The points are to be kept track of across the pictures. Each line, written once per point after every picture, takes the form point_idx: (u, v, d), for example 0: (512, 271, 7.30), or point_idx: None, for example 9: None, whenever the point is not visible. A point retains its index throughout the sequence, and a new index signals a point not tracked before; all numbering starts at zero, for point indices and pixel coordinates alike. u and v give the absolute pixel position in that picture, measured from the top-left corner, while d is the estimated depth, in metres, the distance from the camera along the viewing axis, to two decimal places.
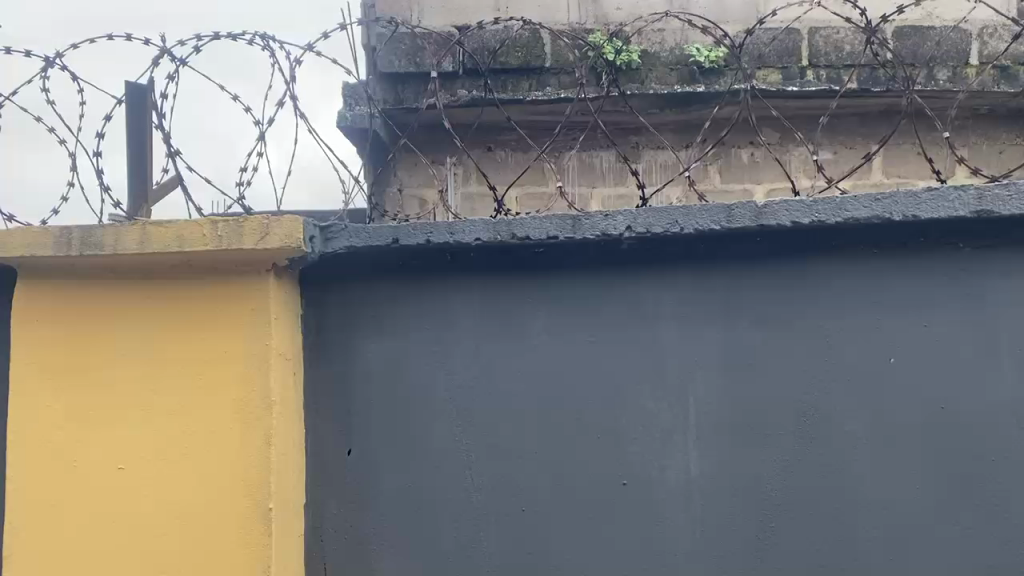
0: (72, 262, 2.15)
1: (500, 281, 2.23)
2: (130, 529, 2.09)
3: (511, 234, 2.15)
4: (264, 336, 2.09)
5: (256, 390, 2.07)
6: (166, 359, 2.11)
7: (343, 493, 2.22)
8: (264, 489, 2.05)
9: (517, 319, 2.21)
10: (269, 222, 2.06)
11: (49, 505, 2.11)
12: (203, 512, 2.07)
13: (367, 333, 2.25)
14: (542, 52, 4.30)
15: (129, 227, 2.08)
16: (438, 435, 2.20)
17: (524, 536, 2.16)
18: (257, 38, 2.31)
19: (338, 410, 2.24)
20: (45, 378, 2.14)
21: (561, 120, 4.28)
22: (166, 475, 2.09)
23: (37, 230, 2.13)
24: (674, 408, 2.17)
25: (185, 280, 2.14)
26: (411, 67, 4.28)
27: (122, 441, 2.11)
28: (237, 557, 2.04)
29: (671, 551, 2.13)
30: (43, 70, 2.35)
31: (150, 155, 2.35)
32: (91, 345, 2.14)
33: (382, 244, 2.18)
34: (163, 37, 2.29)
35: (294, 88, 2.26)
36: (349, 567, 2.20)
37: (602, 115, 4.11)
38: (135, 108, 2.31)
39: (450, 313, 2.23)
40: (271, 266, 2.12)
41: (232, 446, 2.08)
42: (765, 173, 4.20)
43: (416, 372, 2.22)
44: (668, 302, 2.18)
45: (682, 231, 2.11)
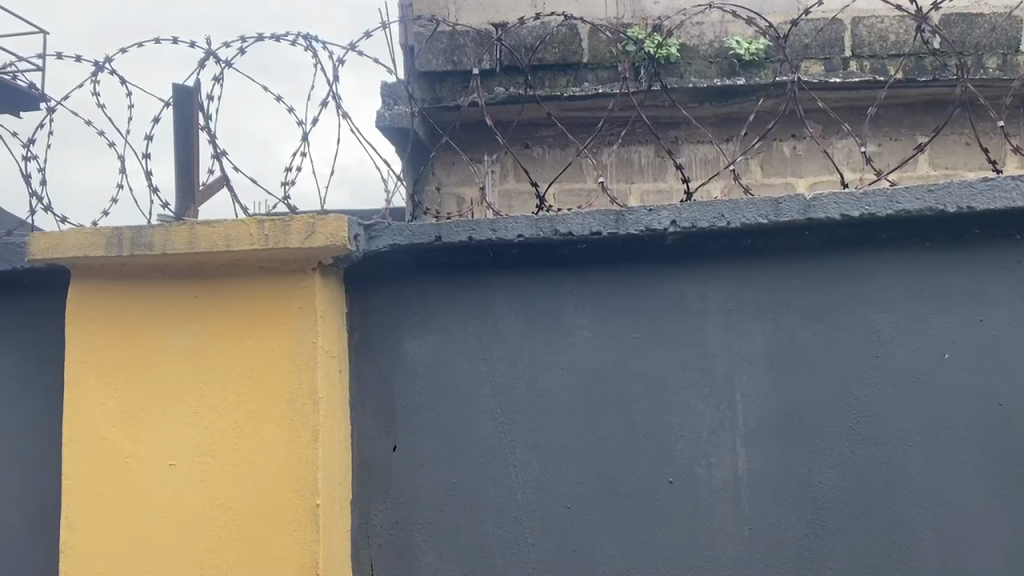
0: (123, 262, 2.20)
1: (544, 278, 2.22)
2: (180, 525, 2.12)
3: (554, 230, 2.13)
4: (310, 334, 2.11)
5: (303, 387, 2.10)
6: (213, 357, 2.15)
7: (389, 489, 2.24)
8: (312, 485, 2.07)
9: (560, 315, 2.20)
10: (314, 222, 2.08)
11: (103, 500, 2.15)
12: (251, 509, 2.10)
13: (411, 330, 2.26)
14: (579, 48, 4.29)
15: (179, 228, 2.12)
16: (483, 433, 2.20)
17: (569, 534, 2.15)
18: (301, 38, 2.33)
19: (383, 407, 2.26)
20: (98, 376, 2.19)
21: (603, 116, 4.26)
22: (215, 472, 2.12)
23: (89, 231, 2.18)
24: (721, 405, 2.14)
25: (232, 278, 2.17)
26: (448, 66, 4.30)
27: (172, 437, 2.15)
28: (287, 553, 2.07)
29: (719, 550, 2.11)
30: (93, 74, 2.40)
31: (196, 156, 2.39)
32: (141, 344, 2.18)
33: (425, 241, 2.19)
34: (209, 39, 2.32)
35: (336, 88, 2.28)
36: (396, 563, 2.21)
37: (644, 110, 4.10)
38: (182, 109, 2.35)
39: (493, 310, 2.23)
40: (316, 264, 2.14)
41: (280, 442, 2.10)
42: (807, 167, 4.13)
43: (459, 369, 2.22)
44: (713, 298, 2.16)
45: (728, 226, 2.07)
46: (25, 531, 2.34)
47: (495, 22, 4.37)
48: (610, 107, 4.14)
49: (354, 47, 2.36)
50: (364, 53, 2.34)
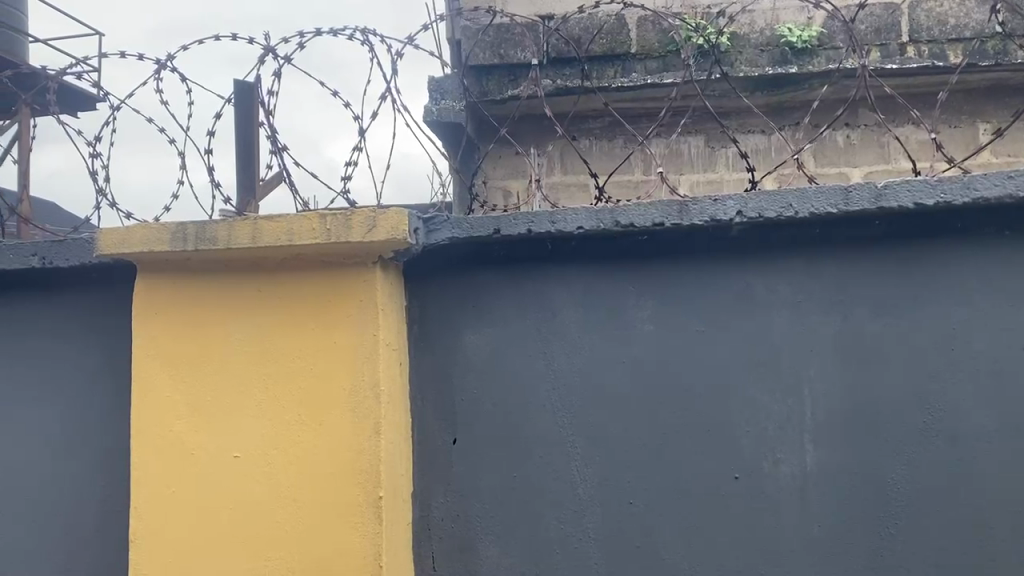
0: (187, 257, 2.23)
1: (604, 270, 2.19)
2: (245, 517, 2.15)
3: (615, 222, 2.10)
4: (372, 327, 2.12)
5: (366, 381, 2.10)
6: (275, 351, 2.17)
7: (449, 482, 2.23)
8: (374, 478, 2.08)
9: (621, 307, 2.17)
10: (374, 216, 2.09)
11: (170, 491, 2.19)
12: (315, 501, 2.12)
13: (470, 324, 2.26)
14: (628, 39, 4.25)
15: (243, 223, 2.14)
16: (543, 427, 2.18)
17: (632, 530, 2.12)
18: (358, 33, 2.33)
19: (443, 401, 2.25)
20: (164, 370, 2.22)
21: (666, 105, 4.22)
22: (279, 464, 2.14)
23: (155, 227, 2.21)
24: (788, 400, 2.09)
25: (295, 273, 2.18)
26: (495, 59, 4.31)
27: (237, 431, 2.17)
28: (350, 545, 2.08)
29: (787, 548, 2.06)
30: (155, 72, 2.44)
31: (256, 151, 2.40)
32: (206, 338, 2.21)
33: (484, 234, 2.18)
34: (268, 35, 2.33)
35: (394, 82, 2.27)
36: (456, 557, 2.22)
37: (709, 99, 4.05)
38: (242, 106, 2.38)
39: (553, 303, 2.21)
40: (377, 258, 2.15)
41: (342, 436, 2.11)
42: (862, 156, 4.03)
43: (519, 363, 2.21)
44: (780, 290, 2.11)
45: (796, 216, 2.02)
46: (96, 521, 2.40)
47: (541, 15, 4.36)
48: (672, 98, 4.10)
49: (411, 41, 2.36)
50: (422, 46, 2.34)
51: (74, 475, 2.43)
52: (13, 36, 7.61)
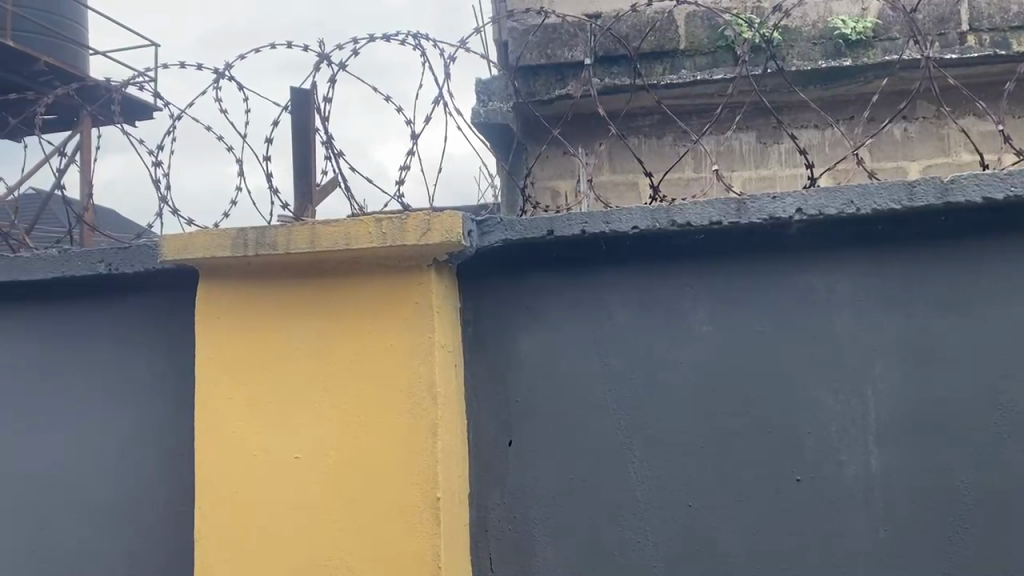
0: (247, 262, 2.28)
1: (660, 270, 2.17)
2: (306, 517, 2.18)
3: (671, 221, 2.08)
4: (427, 329, 2.13)
5: (422, 382, 2.12)
6: (333, 353, 2.20)
7: (506, 483, 2.24)
8: (432, 478, 2.10)
9: (678, 307, 2.15)
10: (429, 219, 2.10)
11: (233, 492, 2.24)
12: (374, 501, 2.14)
13: (525, 325, 2.26)
14: (676, 35, 4.22)
15: (300, 228, 2.18)
16: (600, 428, 2.17)
17: (692, 533, 2.10)
18: (411, 38, 2.35)
19: (499, 402, 2.26)
20: (226, 372, 2.27)
21: (720, 102, 4.17)
22: (339, 465, 2.18)
23: (218, 233, 2.26)
24: (851, 401, 2.05)
25: (351, 276, 2.21)
26: (542, 59, 4.32)
27: (297, 432, 2.21)
28: (408, 545, 2.10)
29: (852, 552, 2.02)
30: (214, 82, 2.50)
31: (313, 157, 2.44)
32: (265, 342, 2.25)
33: (538, 235, 2.17)
34: (323, 42, 2.37)
35: (447, 85, 2.29)
36: (514, 558, 2.22)
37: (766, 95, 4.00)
38: (299, 112, 2.42)
39: (609, 304, 2.20)
40: (432, 261, 2.16)
41: (400, 437, 2.13)
42: (920, 149, 3.92)
43: (575, 364, 2.20)
44: (842, 289, 2.06)
45: (858, 213, 1.97)
46: (163, 520, 2.47)
47: (588, 14, 4.34)
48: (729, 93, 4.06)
49: (463, 44, 2.37)
50: (473, 49, 2.35)
51: (142, 475, 2.50)
52: (73, 49, 7.85)
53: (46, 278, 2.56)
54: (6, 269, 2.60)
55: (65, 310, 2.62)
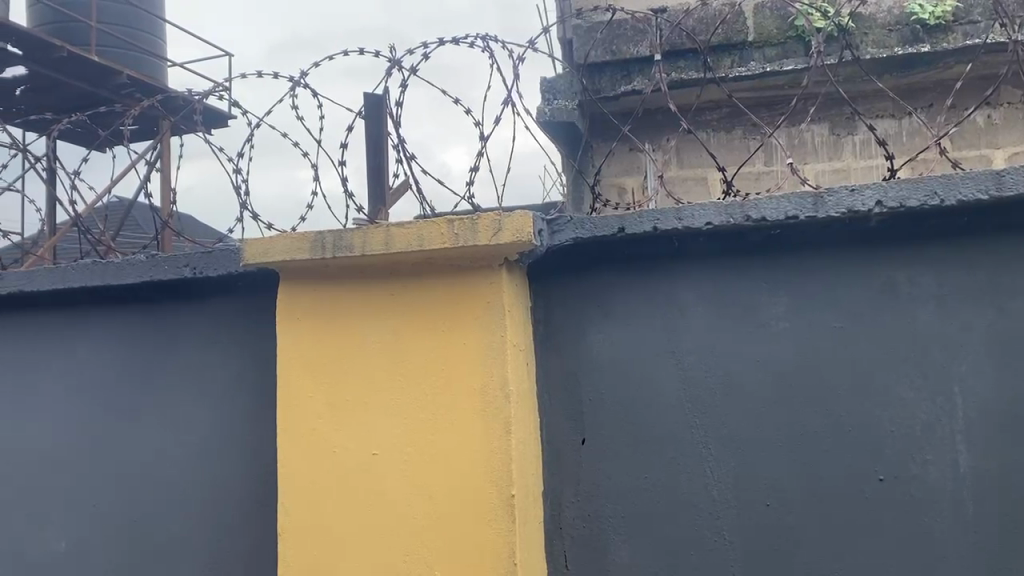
0: (324, 264, 2.34)
1: (733, 267, 2.15)
2: (384, 513, 2.23)
3: (746, 216, 2.05)
4: (500, 328, 2.15)
5: (494, 380, 2.15)
6: (408, 352, 2.25)
7: (579, 481, 2.25)
8: (506, 476, 2.12)
9: (753, 304, 2.12)
10: (501, 219, 2.12)
11: (315, 488, 2.31)
12: (449, 498, 2.18)
13: (597, 323, 2.26)
14: (744, 27, 4.14)
15: (375, 230, 2.23)
16: (674, 426, 2.16)
17: (770, 533, 2.07)
18: (480, 40, 2.38)
19: (571, 401, 2.27)
20: (306, 372, 2.34)
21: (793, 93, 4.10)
22: (415, 461, 2.22)
23: (296, 236, 2.33)
24: (937, 399, 1.99)
25: (424, 276, 2.26)
26: (607, 56, 4.32)
27: (374, 429, 2.26)
28: (484, 542, 2.13)
29: (939, 554, 1.96)
30: (291, 90, 2.58)
31: (386, 159, 2.49)
32: (342, 342, 2.31)
33: (608, 233, 2.17)
34: (394, 47, 2.42)
35: (516, 85, 2.30)
36: (589, 555, 2.23)
37: (844, 85, 3.90)
38: (372, 117, 2.47)
39: (681, 302, 2.18)
40: (503, 260, 2.19)
41: (474, 434, 2.16)
42: (1005, 136, 3.77)
43: (648, 362, 2.20)
44: (925, 284, 2.01)
45: (942, 204, 1.91)
46: (247, 514, 2.55)
47: (653, 9, 4.32)
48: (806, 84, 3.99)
49: (531, 44, 2.39)
50: (542, 49, 2.36)
51: (227, 471, 2.59)
52: (154, 62, 8.19)
53: (136, 282, 2.67)
54: (98, 273, 2.73)
55: (153, 313, 2.74)
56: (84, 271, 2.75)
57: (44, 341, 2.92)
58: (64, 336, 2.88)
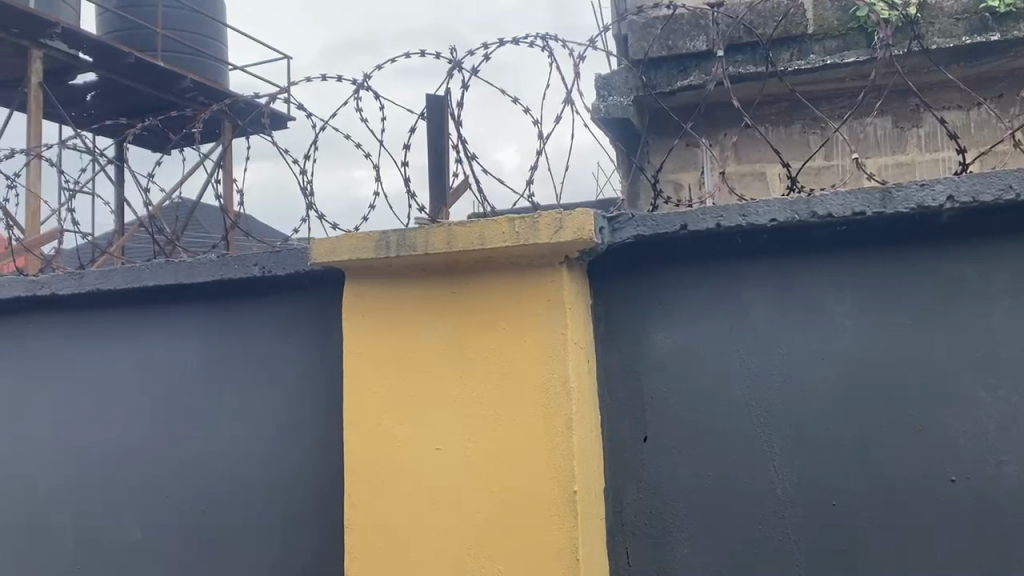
0: (388, 263, 2.39)
1: (798, 264, 2.13)
2: (447, 507, 2.27)
3: (811, 213, 2.02)
4: (561, 326, 2.17)
5: (556, 377, 2.16)
6: (468, 349, 2.28)
7: (641, 479, 2.25)
8: (568, 472, 2.14)
9: (818, 301, 2.10)
10: (562, 217, 2.14)
11: (380, 481, 2.36)
12: (511, 493, 2.20)
13: (658, 321, 2.26)
14: (803, 19, 4.06)
15: (438, 230, 2.27)
16: (737, 424, 2.15)
17: (837, 532, 2.05)
18: (539, 39, 2.41)
19: (632, 399, 2.27)
20: (371, 368, 2.40)
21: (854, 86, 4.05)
22: (477, 457, 2.25)
23: (361, 236, 2.38)
24: (1010, 397, 1.95)
25: (486, 274, 2.29)
26: (663, 51, 4.29)
27: (437, 425, 2.30)
28: (546, 537, 2.15)
29: (1014, 556, 1.92)
30: (355, 92, 2.64)
31: (447, 160, 2.53)
32: (406, 339, 2.36)
33: (670, 231, 2.16)
34: (455, 49, 2.45)
35: (575, 84, 2.32)
36: (651, 552, 2.23)
37: (910, 76, 3.82)
38: (433, 118, 2.52)
39: (744, 299, 2.17)
40: (564, 258, 2.20)
41: (535, 431, 2.18)
42: None
43: (711, 360, 2.19)
44: (999, 280, 1.96)
45: (1018, 198, 1.86)
46: (314, 506, 2.63)
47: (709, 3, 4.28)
48: (868, 76, 3.92)
49: (591, 43, 2.40)
50: (601, 48, 2.37)
51: (295, 463, 2.67)
52: (216, 65, 8.39)
53: (207, 280, 2.77)
54: (171, 273, 2.83)
55: (223, 310, 2.83)
56: (157, 270, 2.86)
57: (119, 337, 3.03)
58: (138, 333, 3.00)
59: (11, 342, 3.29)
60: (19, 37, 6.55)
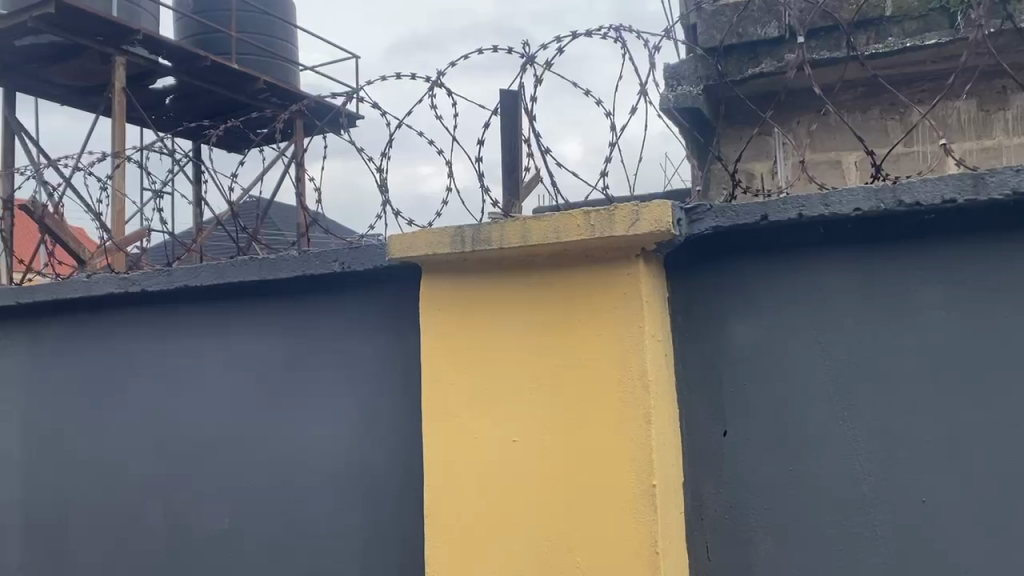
0: (462, 258, 2.42)
1: (884, 254, 2.07)
2: (524, 498, 2.29)
3: (898, 200, 1.97)
4: (638, 318, 2.16)
5: (634, 369, 2.16)
6: (545, 344, 2.29)
7: (721, 472, 2.23)
8: (647, 465, 2.13)
9: (906, 292, 2.04)
10: (638, 209, 2.13)
11: (458, 472, 2.39)
12: (590, 486, 2.21)
13: (737, 314, 2.23)
14: (881, 0, 3.95)
15: (512, 224, 2.28)
16: (821, 418, 2.11)
17: (926, 529, 1.99)
18: (613, 31, 2.40)
19: (711, 392, 2.25)
20: (448, 361, 2.43)
21: (934, 69, 3.91)
22: (555, 449, 2.27)
23: (438, 231, 2.42)
24: None
25: (561, 268, 2.29)
26: (733, 39, 4.23)
27: (515, 418, 2.32)
28: (625, 531, 2.15)
29: None
30: (430, 89, 2.68)
31: (520, 153, 2.55)
32: (482, 332, 2.39)
33: (749, 222, 2.13)
34: (527, 43, 2.46)
35: (651, 75, 2.31)
36: (731, 547, 2.21)
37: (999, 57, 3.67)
38: (507, 113, 2.54)
39: (827, 291, 2.12)
40: (640, 251, 2.19)
41: (613, 424, 2.18)
42: None
43: (792, 353, 2.15)
44: None
45: None
46: (395, 497, 2.69)
47: None
48: (952, 57, 3.79)
49: (665, 33, 2.38)
50: (675, 37, 2.35)
51: (376, 455, 2.73)
52: (288, 67, 8.57)
53: (289, 276, 2.85)
54: (255, 269, 2.93)
55: (304, 305, 2.91)
56: (242, 266, 2.96)
57: (206, 332, 3.15)
58: (223, 328, 3.11)
59: (104, 337, 3.44)
60: (103, 45, 6.85)
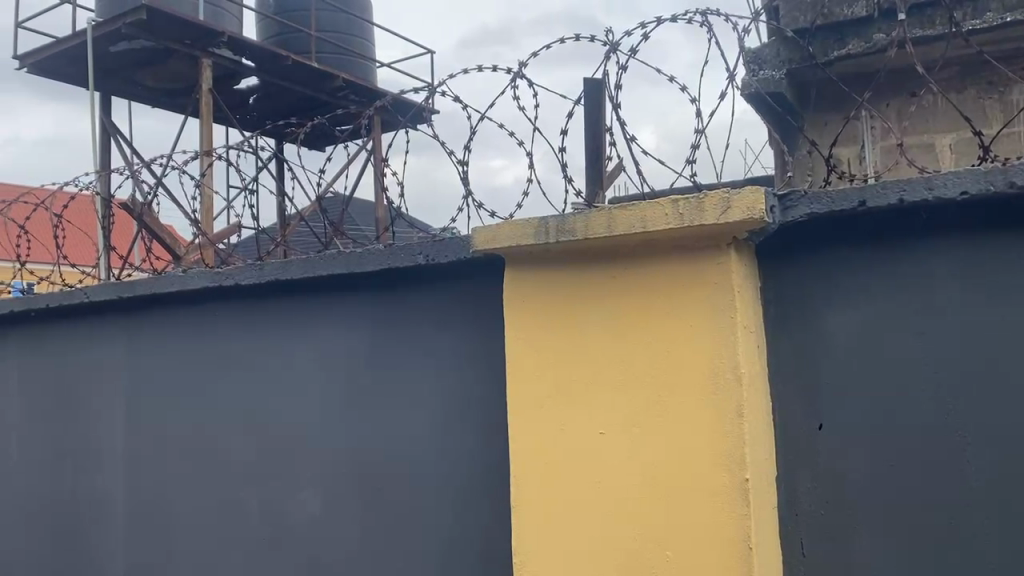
0: (547, 249, 2.41)
1: (992, 241, 1.96)
2: (612, 490, 2.28)
3: (1009, 183, 1.86)
4: (730, 308, 2.11)
5: (725, 361, 2.11)
6: (630, 333, 2.27)
7: (817, 467, 2.16)
8: (739, 458, 2.08)
9: (1016, 281, 1.93)
10: (729, 196, 2.08)
11: (545, 463, 2.39)
12: (679, 479, 2.17)
13: (833, 305, 2.15)
14: None
15: (598, 214, 2.26)
16: (924, 413, 2.02)
17: None
18: (699, 15, 2.35)
19: (805, 385, 2.18)
20: (532, 352, 2.43)
21: None
22: (643, 441, 2.24)
23: (522, 222, 2.41)
24: None
25: (648, 258, 2.26)
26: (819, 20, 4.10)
27: (601, 409, 2.31)
28: (717, 525, 2.11)
29: None
30: (513, 81, 2.69)
31: (604, 142, 2.51)
32: (568, 323, 2.38)
33: (847, 208, 2.05)
34: (612, 30, 2.44)
35: (740, 59, 2.25)
36: (827, 544, 2.14)
37: None
38: (591, 102, 2.51)
39: (931, 280, 2.02)
40: (731, 240, 2.13)
41: (704, 416, 2.14)
42: None
43: (892, 345, 2.07)
44: None
45: None
46: (481, 488, 2.70)
47: None
48: None
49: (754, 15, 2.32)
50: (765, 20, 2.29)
51: (461, 446, 2.76)
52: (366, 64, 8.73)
53: (375, 269, 2.90)
54: (342, 262, 2.99)
55: (390, 298, 2.96)
56: (330, 261, 3.02)
57: (295, 325, 3.24)
58: (312, 321, 3.18)
59: (199, 330, 3.58)
60: (191, 47, 7.09)
